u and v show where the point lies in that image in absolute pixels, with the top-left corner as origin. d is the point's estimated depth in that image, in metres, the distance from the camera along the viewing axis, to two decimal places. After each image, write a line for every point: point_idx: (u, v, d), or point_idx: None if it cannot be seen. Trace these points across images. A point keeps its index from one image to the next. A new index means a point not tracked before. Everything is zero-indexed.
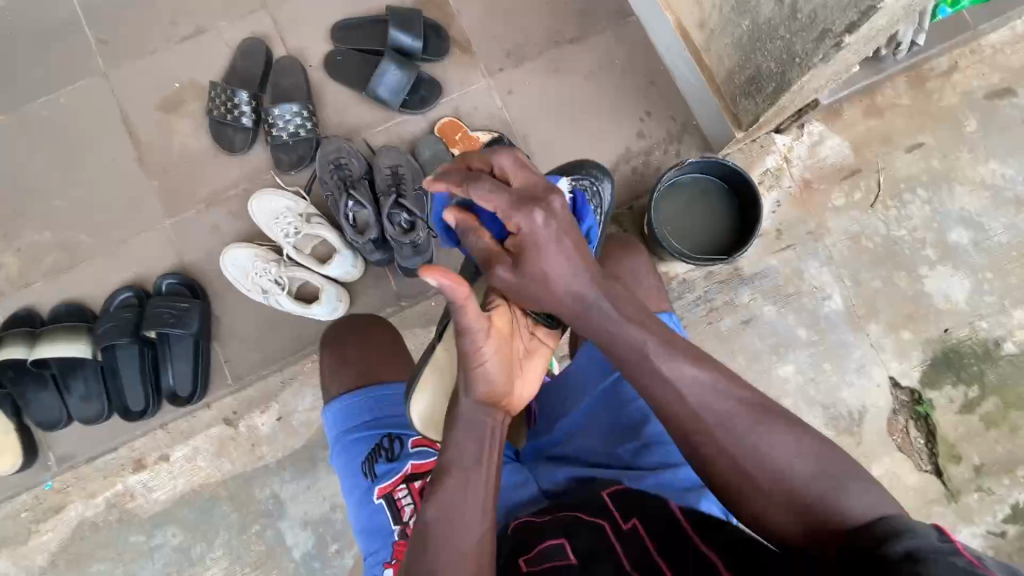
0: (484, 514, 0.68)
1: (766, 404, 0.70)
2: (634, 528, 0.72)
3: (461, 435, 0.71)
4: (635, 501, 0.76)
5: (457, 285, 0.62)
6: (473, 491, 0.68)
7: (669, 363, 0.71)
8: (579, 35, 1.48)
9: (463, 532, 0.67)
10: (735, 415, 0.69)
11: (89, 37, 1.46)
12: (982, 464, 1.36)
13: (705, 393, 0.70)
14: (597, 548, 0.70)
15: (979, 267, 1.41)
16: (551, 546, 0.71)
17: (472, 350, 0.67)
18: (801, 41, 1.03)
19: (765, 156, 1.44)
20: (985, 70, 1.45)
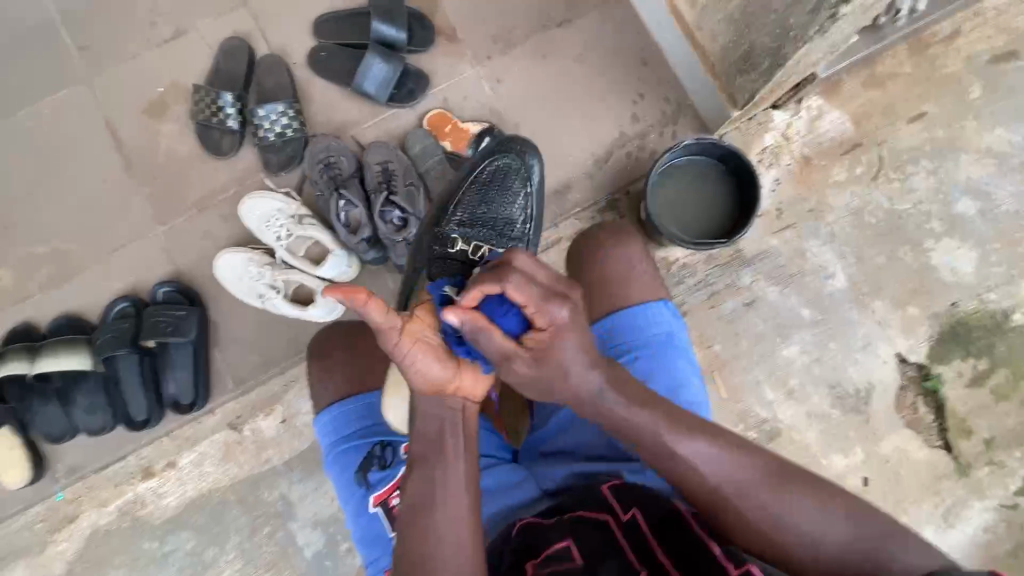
0: (457, 501, 0.69)
1: (779, 465, 0.72)
2: (633, 518, 0.73)
3: (421, 430, 0.72)
4: (632, 492, 0.76)
5: (351, 293, 0.62)
6: (446, 480, 0.70)
7: (679, 441, 0.72)
8: (567, 18, 1.43)
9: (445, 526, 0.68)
10: (752, 482, 0.71)
11: (69, 44, 1.44)
12: (993, 437, 1.34)
13: (716, 465, 0.71)
14: (601, 542, 0.70)
15: (987, 238, 1.38)
16: (557, 550, 0.70)
17: (394, 350, 0.67)
18: (795, 14, 0.99)
19: (764, 133, 1.41)
20: (989, 34, 1.40)
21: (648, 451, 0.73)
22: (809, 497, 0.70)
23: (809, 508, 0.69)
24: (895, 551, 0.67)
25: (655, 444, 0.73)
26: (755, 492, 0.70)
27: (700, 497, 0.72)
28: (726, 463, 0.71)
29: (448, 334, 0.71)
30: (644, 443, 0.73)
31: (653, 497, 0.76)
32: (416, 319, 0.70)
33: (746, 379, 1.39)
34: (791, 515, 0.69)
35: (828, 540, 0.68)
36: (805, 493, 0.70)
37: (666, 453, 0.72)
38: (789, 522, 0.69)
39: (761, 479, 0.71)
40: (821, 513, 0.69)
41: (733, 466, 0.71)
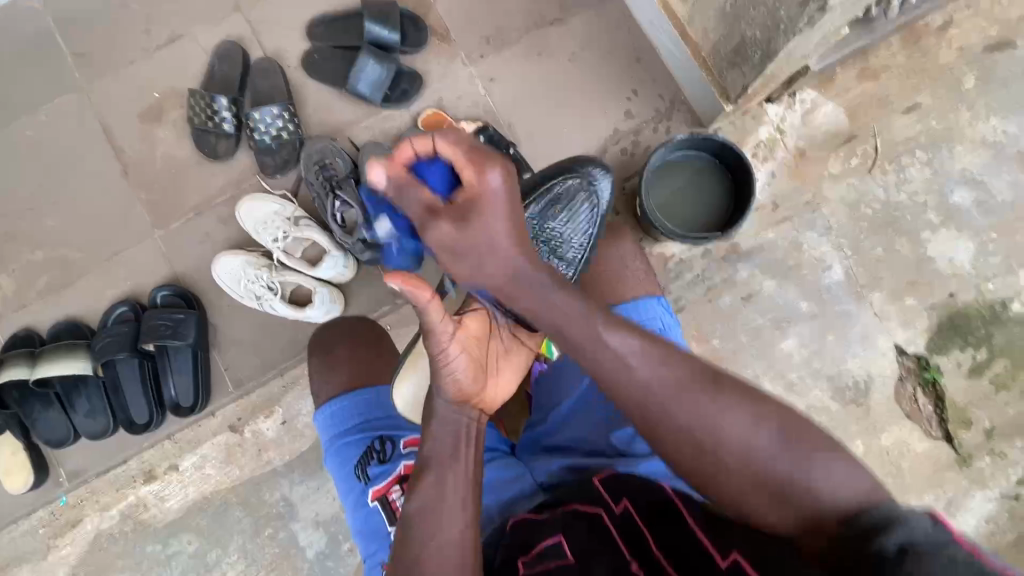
0: (465, 508, 0.69)
1: (710, 372, 0.71)
2: (625, 509, 0.74)
3: (435, 437, 0.72)
4: (623, 484, 0.77)
5: (415, 285, 0.66)
6: (450, 489, 0.69)
7: (597, 338, 0.71)
8: (559, 16, 1.44)
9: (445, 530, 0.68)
10: (672, 379, 0.70)
11: (65, 52, 1.45)
12: (993, 427, 1.34)
13: (641, 361, 0.71)
14: (593, 531, 0.71)
15: (984, 229, 1.38)
16: (550, 545, 0.70)
17: (439, 351, 0.69)
18: (785, 6, 0.99)
19: (759, 127, 1.40)
20: (982, 24, 1.40)
21: (567, 338, 0.73)
22: (713, 393, 0.69)
23: (734, 421, 0.67)
24: (825, 471, 0.64)
25: (643, 405, 0.70)
26: (678, 406, 0.68)
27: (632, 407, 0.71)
28: (670, 377, 0.70)
29: (488, 347, 0.77)
30: (563, 323, 0.73)
31: (643, 488, 0.77)
32: (467, 330, 0.74)
33: (744, 373, 1.39)
34: (719, 426, 0.67)
35: (758, 450, 0.66)
36: (726, 402, 0.68)
37: (591, 340, 0.71)
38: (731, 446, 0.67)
39: (681, 380, 0.70)
40: (735, 421, 0.67)
41: (657, 368, 0.70)
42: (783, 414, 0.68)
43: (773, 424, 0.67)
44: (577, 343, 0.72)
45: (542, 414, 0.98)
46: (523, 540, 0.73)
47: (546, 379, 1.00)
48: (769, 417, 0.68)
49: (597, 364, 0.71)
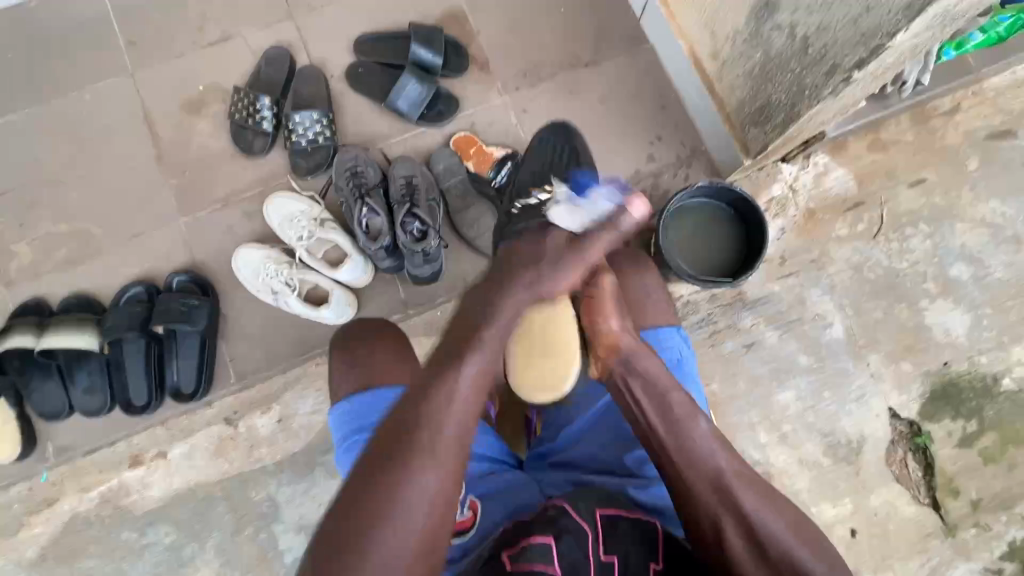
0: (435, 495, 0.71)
1: (761, 482, 0.78)
2: (610, 562, 0.73)
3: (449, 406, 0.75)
4: (623, 532, 0.76)
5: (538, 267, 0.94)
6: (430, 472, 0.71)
7: (688, 419, 0.80)
8: (593, 59, 1.52)
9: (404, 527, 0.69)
10: (738, 478, 0.77)
11: (118, 39, 1.51)
12: (980, 499, 1.36)
13: (715, 450, 0.78)
14: (580, 558, 0.72)
15: (980, 303, 1.43)
16: (538, 545, 0.71)
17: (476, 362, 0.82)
18: (812, 75, 1.06)
19: (772, 184, 1.47)
20: (986, 112, 1.49)
21: (669, 407, 0.81)
22: (763, 497, 0.76)
23: (775, 520, 0.74)
24: None
25: (678, 445, 0.78)
26: (743, 488, 0.75)
27: (699, 493, 0.76)
28: (733, 467, 0.78)
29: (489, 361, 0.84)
30: (650, 405, 0.82)
31: (641, 542, 0.75)
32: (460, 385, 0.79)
33: (740, 420, 1.41)
34: (763, 523, 0.74)
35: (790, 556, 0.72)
36: (763, 498, 0.76)
37: (678, 415, 0.80)
38: (755, 523, 0.73)
39: (749, 479, 0.77)
40: (782, 524, 0.74)
41: (728, 459, 0.78)
42: (807, 532, 0.75)
43: (802, 531, 0.75)
44: (658, 422, 0.80)
45: (552, 431, 0.99)
46: (512, 536, 0.74)
47: None
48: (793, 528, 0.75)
49: (681, 445, 0.78)
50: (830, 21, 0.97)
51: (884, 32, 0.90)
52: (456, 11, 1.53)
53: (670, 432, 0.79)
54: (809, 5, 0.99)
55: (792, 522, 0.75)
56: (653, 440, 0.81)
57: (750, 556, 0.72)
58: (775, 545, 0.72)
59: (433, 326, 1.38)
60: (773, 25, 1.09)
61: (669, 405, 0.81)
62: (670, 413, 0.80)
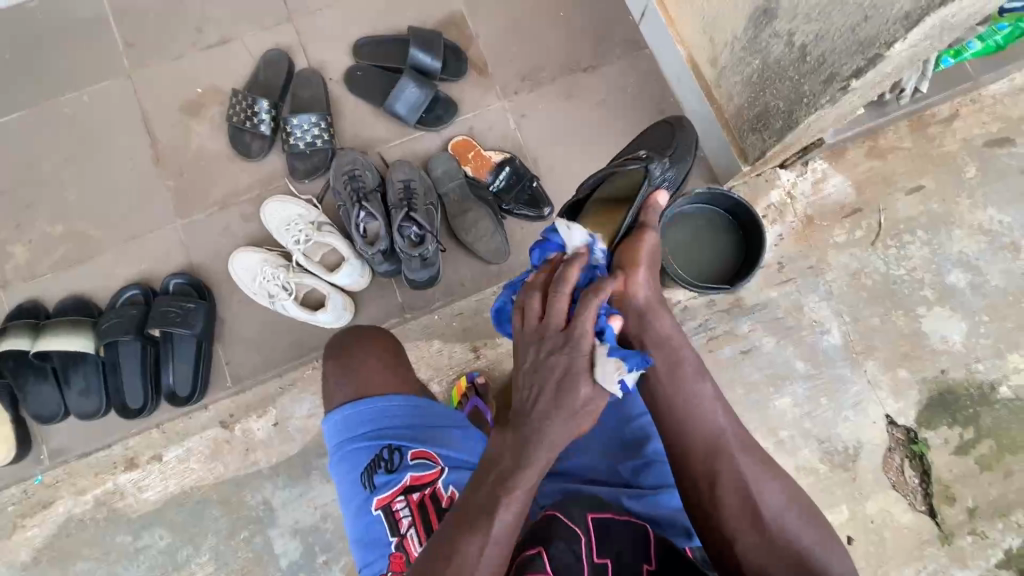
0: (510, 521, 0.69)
1: (760, 449, 0.80)
2: (603, 564, 0.73)
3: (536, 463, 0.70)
4: (616, 534, 0.75)
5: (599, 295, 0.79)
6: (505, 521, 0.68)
7: (693, 382, 0.82)
8: (593, 64, 1.52)
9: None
10: (738, 443, 0.79)
11: (118, 41, 1.50)
12: (976, 507, 1.36)
13: (719, 416, 0.80)
14: (572, 560, 0.71)
15: (977, 311, 1.44)
16: (528, 555, 0.70)
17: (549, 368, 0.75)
18: (810, 82, 1.06)
19: (770, 191, 1.47)
20: (985, 120, 1.49)
21: (674, 370, 0.82)
22: (760, 461, 0.78)
23: (770, 484, 0.77)
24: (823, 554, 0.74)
25: (678, 404, 0.81)
26: (742, 454, 0.78)
27: (698, 446, 0.78)
28: (731, 428, 0.80)
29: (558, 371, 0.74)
30: (659, 358, 0.83)
31: (634, 543, 0.75)
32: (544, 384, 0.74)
33: None
34: (757, 485, 0.76)
35: (784, 528, 0.74)
36: (762, 465, 0.78)
37: (682, 375, 0.82)
38: (749, 483, 0.76)
39: (745, 441, 0.80)
40: (776, 488, 0.76)
41: (727, 420, 0.80)
42: (805, 504, 0.78)
43: (796, 499, 0.77)
44: (663, 375, 0.82)
45: None
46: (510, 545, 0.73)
47: None
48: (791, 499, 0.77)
49: (681, 407, 0.80)
50: (828, 29, 0.97)
51: (882, 41, 0.90)
52: (456, 15, 1.53)
53: (671, 386, 0.81)
54: (808, 13, 0.99)
55: (790, 493, 0.78)
56: (656, 392, 0.82)
57: (740, 514, 0.74)
58: (768, 509, 0.75)
59: (430, 331, 1.38)
60: (771, 32, 1.09)
61: (673, 367, 0.82)
62: (673, 374, 0.82)
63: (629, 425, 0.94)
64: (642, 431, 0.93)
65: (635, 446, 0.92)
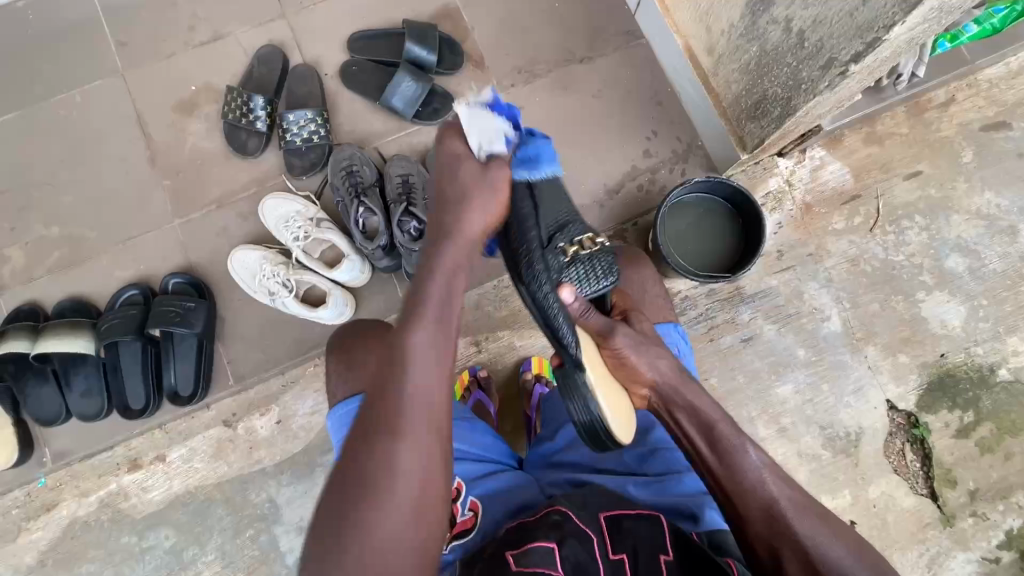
0: (407, 494, 0.66)
1: (815, 505, 0.78)
2: (620, 561, 0.73)
3: (409, 378, 0.71)
4: (630, 530, 0.76)
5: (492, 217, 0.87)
6: (404, 458, 0.67)
7: (739, 446, 0.79)
8: (589, 55, 1.51)
9: (395, 507, 0.66)
10: (789, 500, 0.76)
11: (109, 40, 1.49)
12: (977, 489, 1.37)
13: (772, 483, 0.77)
14: (586, 557, 0.72)
15: (975, 294, 1.44)
16: (541, 547, 0.71)
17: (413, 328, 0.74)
18: (808, 68, 1.06)
19: (768, 178, 1.47)
20: (981, 104, 1.49)
21: (722, 439, 0.80)
22: (820, 519, 0.76)
23: (831, 540, 0.74)
24: None
25: (727, 471, 0.78)
26: (798, 515, 0.75)
27: (756, 519, 0.76)
28: (784, 490, 0.77)
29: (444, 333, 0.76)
30: (695, 430, 0.82)
31: (649, 535, 0.75)
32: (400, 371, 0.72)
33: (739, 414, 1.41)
34: (822, 547, 0.73)
35: None
36: (821, 522, 0.76)
37: (726, 447, 0.79)
38: (813, 550, 0.73)
39: (800, 502, 0.77)
40: (839, 546, 0.73)
41: (779, 485, 0.77)
42: (867, 554, 0.74)
43: (860, 550, 0.74)
44: (706, 451, 0.80)
45: (551, 431, 1.01)
46: (514, 538, 0.74)
47: (556, 398, 1.04)
48: (850, 545, 0.74)
49: (735, 480, 0.77)
50: (827, 14, 0.97)
51: (881, 25, 0.90)
52: (450, 8, 1.52)
53: (722, 462, 0.79)
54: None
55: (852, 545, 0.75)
56: (711, 469, 0.79)
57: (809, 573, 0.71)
58: (836, 571, 0.71)
59: None
60: (768, 18, 1.09)
61: (715, 442, 0.80)
62: (716, 446, 0.80)
63: (635, 415, 0.97)
64: (649, 421, 0.95)
65: (641, 436, 0.94)
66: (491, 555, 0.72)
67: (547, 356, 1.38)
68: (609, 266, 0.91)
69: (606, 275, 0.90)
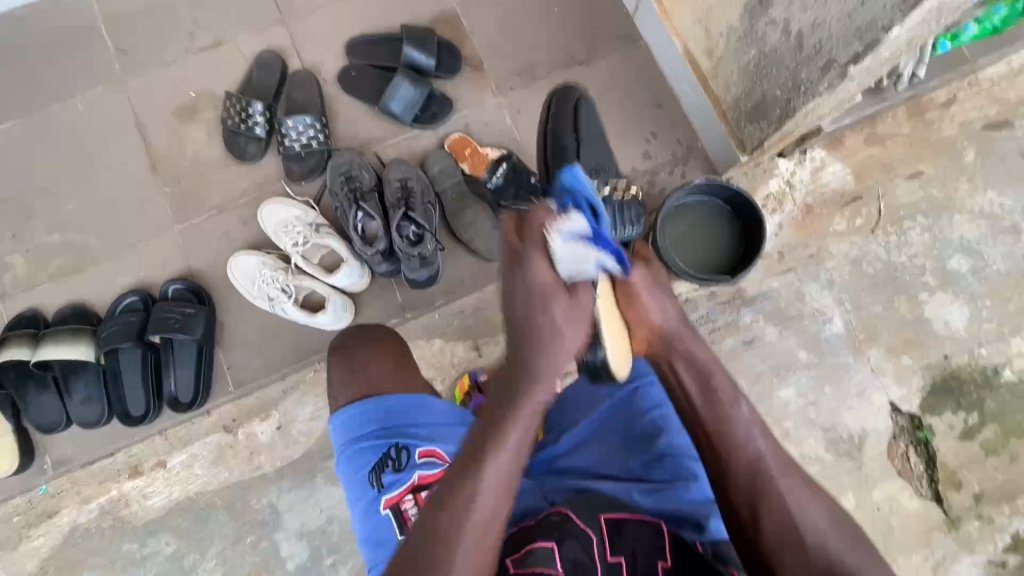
0: (478, 548, 0.68)
1: (800, 471, 0.80)
2: (618, 563, 0.73)
3: (491, 464, 0.70)
4: (630, 532, 0.75)
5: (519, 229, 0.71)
6: (480, 499, 0.69)
7: (731, 402, 0.81)
8: (588, 58, 1.51)
9: (461, 561, 0.67)
10: (772, 458, 0.78)
11: (109, 47, 1.49)
12: (982, 492, 1.35)
13: (759, 443, 0.79)
14: (584, 559, 0.71)
15: (979, 295, 1.43)
16: (540, 549, 0.71)
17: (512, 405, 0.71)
18: (807, 70, 1.06)
19: (767, 180, 1.45)
20: (983, 103, 1.48)
21: (716, 391, 0.82)
22: (804, 484, 0.78)
23: (814, 508, 0.76)
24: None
25: (716, 421, 0.80)
26: (783, 479, 0.76)
27: (740, 472, 0.77)
28: (770, 449, 0.79)
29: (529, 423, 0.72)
30: (693, 385, 0.83)
31: (650, 540, 0.75)
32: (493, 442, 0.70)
33: None
34: (803, 512, 0.75)
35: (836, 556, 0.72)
36: (806, 491, 0.77)
37: (719, 399, 0.81)
38: (794, 514, 0.74)
39: (789, 471, 0.79)
40: (818, 510, 0.76)
41: (766, 444, 0.79)
42: (851, 530, 0.75)
43: (844, 525, 0.75)
44: (699, 401, 0.82)
45: (553, 436, 1.01)
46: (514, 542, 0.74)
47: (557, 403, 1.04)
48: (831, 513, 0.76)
49: (723, 435, 0.79)
50: (825, 16, 0.96)
51: (880, 27, 0.89)
52: (448, 12, 1.52)
53: (713, 415, 0.80)
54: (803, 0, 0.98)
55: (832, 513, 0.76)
56: (703, 420, 0.81)
57: (785, 535, 0.73)
58: (812, 532, 0.74)
59: (431, 330, 1.38)
60: (767, 20, 1.08)
61: (709, 393, 0.81)
62: (709, 398, 0.81)
63: (641, 419, 0.94)
64: (654, 424, 0.93)
65: (644, 441, 0.93)
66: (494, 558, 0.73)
67: None
68: (636, 216, 1.21)
69: (633, 223, 1.20)
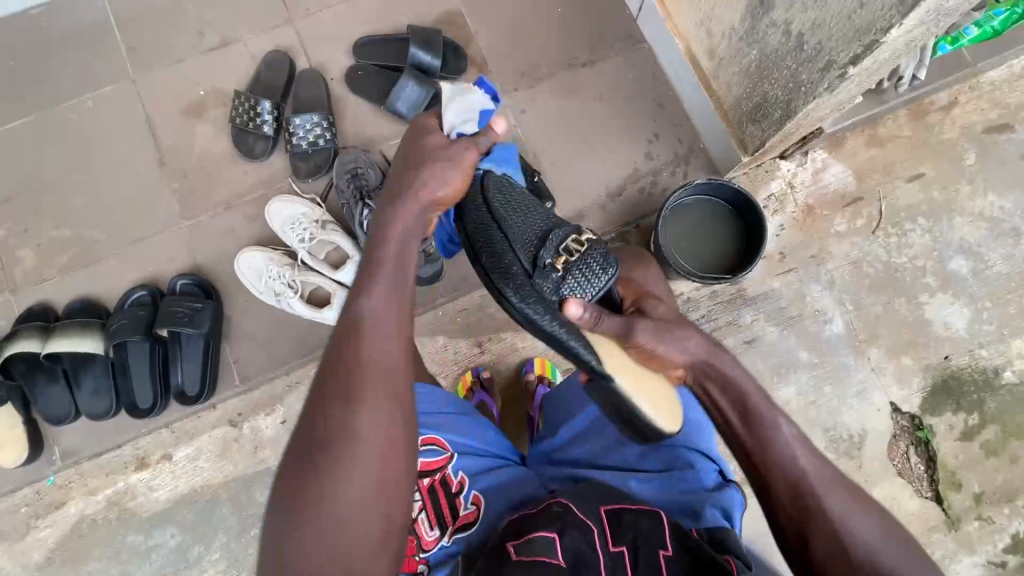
0: (375, 455, 0.69)
1: (847, 481, 0.76)
2: (619, 553, 0.74)
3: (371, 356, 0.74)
4: (630, 521, 0.76)
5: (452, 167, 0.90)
6: (371, 409, 0.71)
7: (768, 414, 0.78)
8: (591, 59, 1.53)
9: (358, 470, 0.68)
10: (815, 471, 0.75)
11: (119, 46, 1.52)
12: (982, 492, 1.36)
13: (803, 458, 0.76)
14: (585, 547, 0.73)
15: (979, 297, 1.44)
16: (543, 538, 0.72)
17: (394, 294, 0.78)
18: (808, 71, 1.07)
19: (771, 180, 1.48)
20: (983, 107, 1.49)
21: (752, 413, 0.78)
22: (849, 494, 0.74)
23: (864, 519, 0.72)
24: None
25: (755, 442, 0.77)
26: (829, 493, 0.73)
27: (782, 489, 0.75)
28: (812, 462, 0.76)
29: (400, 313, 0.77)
30: (727, 403, 0.80)
31: (650, 530, 0.75)
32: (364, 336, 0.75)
33: None
34: (852, 526, 0.71)
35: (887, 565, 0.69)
36: (852, 501, 0.73)
37: (758, 418, 0.78)
38: (843, 528, 0.71)
39: (836, 483, 0.75)
40: (869, 522, 0.72)
41: (810, 458, 0.76)
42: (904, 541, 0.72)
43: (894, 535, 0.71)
44: (738, 424, 0.79)
45: (551, 429, 1.02)
46: (514, 530, 0.75)
47: (554, 398, 1.05)
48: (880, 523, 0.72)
49: (768, 456, 0.76)
50: (825, 18, 0.98)
51: (879, 28, 0.90)
52: (454, 13, 1.54)
53: (753, 435, 0.78)
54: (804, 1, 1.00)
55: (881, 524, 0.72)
56: (745, 446, 0.78)
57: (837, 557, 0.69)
58: (862, 548, 0.70)
59: (434, 327, 1.39)
60: (769, 21, 1.10)
61: (746, 414, 0.79)
62: (747, 419, 0.79)
63: None
64: None
65: None
66: (495, 546, 0.74)
67: (549, 357, 1.39)
68: None
69: None
